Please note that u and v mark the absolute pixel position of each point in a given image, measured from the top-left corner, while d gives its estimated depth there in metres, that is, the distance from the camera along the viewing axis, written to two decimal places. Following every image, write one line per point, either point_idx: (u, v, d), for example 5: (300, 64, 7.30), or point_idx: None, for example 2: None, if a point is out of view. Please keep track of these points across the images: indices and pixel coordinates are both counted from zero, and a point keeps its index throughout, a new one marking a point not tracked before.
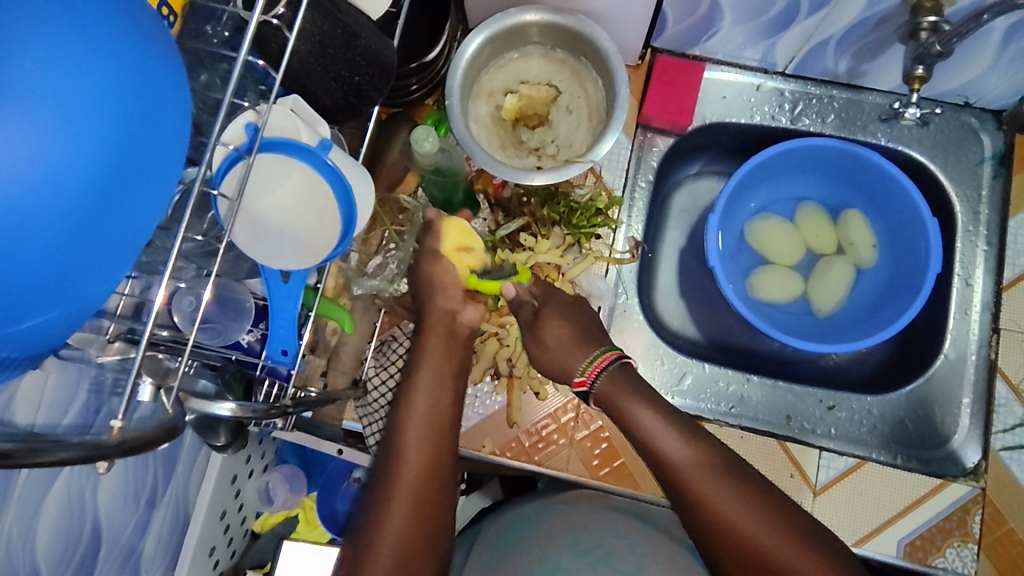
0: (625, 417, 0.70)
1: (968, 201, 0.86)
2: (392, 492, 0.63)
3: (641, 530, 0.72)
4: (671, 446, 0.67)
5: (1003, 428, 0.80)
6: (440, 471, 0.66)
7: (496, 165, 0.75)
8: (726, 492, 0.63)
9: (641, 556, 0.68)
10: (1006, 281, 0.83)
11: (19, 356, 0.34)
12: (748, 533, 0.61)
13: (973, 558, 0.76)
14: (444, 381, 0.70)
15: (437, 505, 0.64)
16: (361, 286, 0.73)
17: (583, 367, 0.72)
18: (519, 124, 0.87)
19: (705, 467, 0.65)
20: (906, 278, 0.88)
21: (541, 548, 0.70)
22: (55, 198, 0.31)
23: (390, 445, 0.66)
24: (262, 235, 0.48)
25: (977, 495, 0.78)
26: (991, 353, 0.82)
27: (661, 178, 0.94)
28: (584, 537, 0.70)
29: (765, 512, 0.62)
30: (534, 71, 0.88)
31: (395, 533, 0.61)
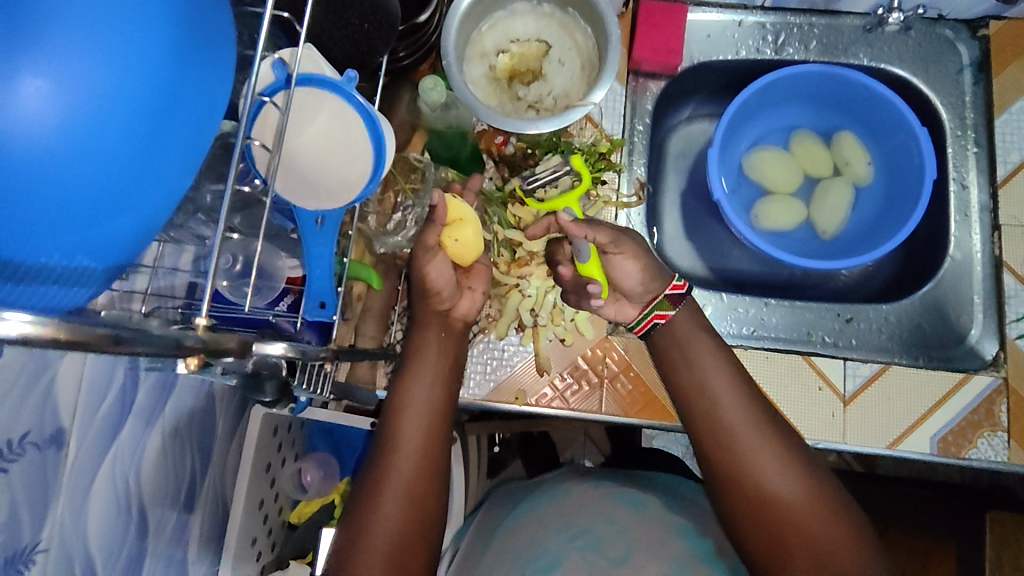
0: (674, 352, 0.73)
1: (953, 108, 0.89)
2: (383, 489, 0.64)
3: (633, 513, 0.78)
4: (718, 392, 0.69)
5: (1016, 317, 0.82)
6: (436, 463, 0.67)
7: (496, 117, 0.76)
8: (757, 445, 0.66)
9: (629, 541, 0.74)
10: (1001, 178, 0.86)
11: (95, 270, 0.33)
12: (781, 483, 0.64)
13: (1005, 446, 0.78)
14: (444, 369, 0.72)
15: (431, 500, 0.66)
16: (383, 245, 0.75)
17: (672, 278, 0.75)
18: (514, 81, 0.89)
19: (741, 418, 0.68)
20: (902, 189, 0.91)
21: (533, 538, 0.77)
22: (118, 94, 0.30)
23: (385, 438, 0.67)
24: (302, 183, 0.49)
25: (1000, 385, 0.80)
26: (995, 249, 0.84)
27: (656, 123, 0.97)
28: (574, 523, 0.77)
29: (793, 472, 0.65)
30: (523, 28, 0.90)
31: (386, 527, 0.62)
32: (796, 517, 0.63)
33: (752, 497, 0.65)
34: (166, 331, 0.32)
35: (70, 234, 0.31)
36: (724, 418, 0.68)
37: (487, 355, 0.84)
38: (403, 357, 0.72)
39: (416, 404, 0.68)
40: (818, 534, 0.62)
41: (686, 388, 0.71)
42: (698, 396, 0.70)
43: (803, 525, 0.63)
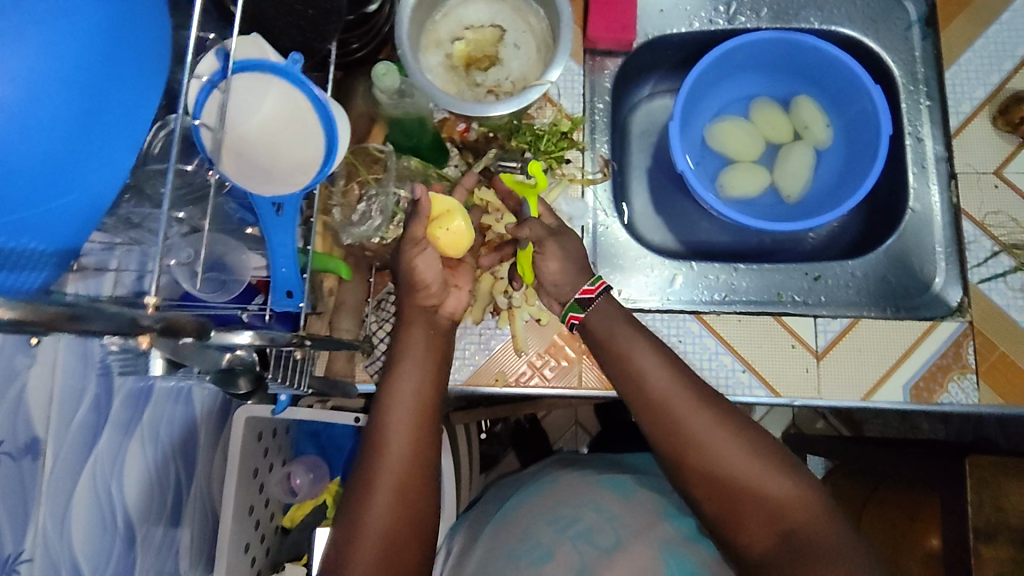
0: (601, 337, 0.73)
1: (905, 64, 0.91)
2: (373, 486, 0.63)
3: (620, 500, 0.79)
4: (651, 372, 0.69)
5: (978, 263, 0.83)
6: (422, 476, 0.65)
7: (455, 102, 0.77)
8: (696, 415, 0.66)
9: (617, 527, 0.75)
10: (954, 128, 0.87)
11: (44, 251, 0.34)
12: (740, 469, 0.64)
13: (974, 388, 0.80)
14: (427, 376, 0.70)
15: (416, 515, 0.64)
16: (350, 235, 0.75)
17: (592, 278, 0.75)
18: (472, 68, 0.90)
19: (677, 392, 0.68)
20: (861, 147, 0.93)
21: (522, 529, 0.77)
22: (54, 72, 0.30)
23: (374, 436, 0.66)
24: (257, 172, 0.49)
25: (966, 329, 0.82)
26: (953, 197, 0.86)
27: (617, 102, 0.98)
28: (562, 513, 0.78)
29: (733, 439, 0.66)
30: (477, 15, 0.91)
31: (377, 524, 0.62)
32: (739, 482, 0.64)
33: (714, 490, 0.65)
34: (120, 310, 0.33)
35: (16, 215, 0.31)
36: (669, 413, 0.67)
37: (465, 340, 0.85)
38: (389, 366, 0.71)
39: (399, 414, 0.67)
40: (770, 495, 0.63)
41: (627, 387, 0.70)
42: (642, 394, 0.69)
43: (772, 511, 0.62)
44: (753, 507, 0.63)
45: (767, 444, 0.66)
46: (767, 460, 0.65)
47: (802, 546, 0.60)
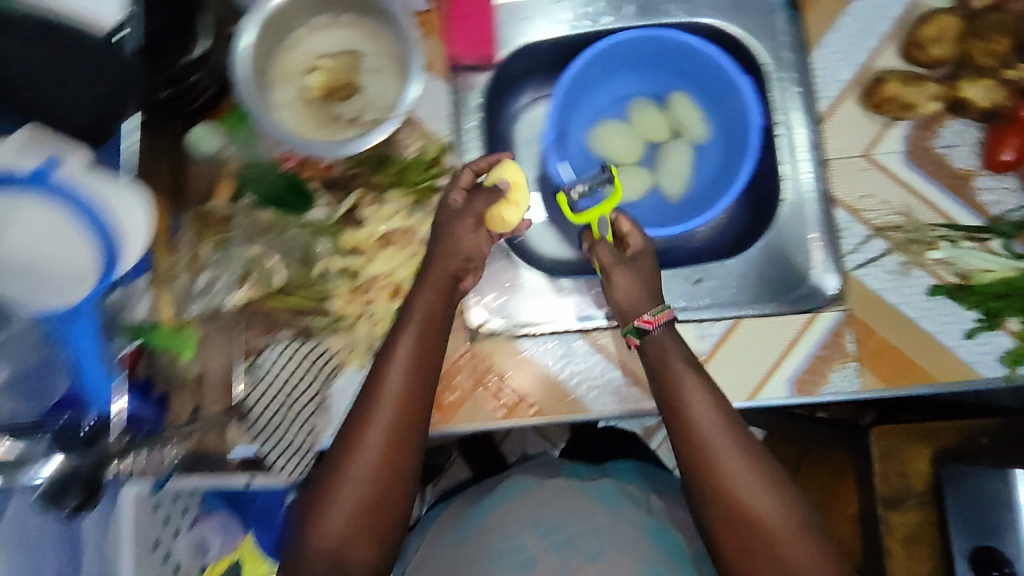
0: (661, 366, 0.75)
1: (774, 51, 0.89)
2: (346, 468, 0.65)
3: (607, 510, 0.83)
4: (699, 410, 0.72)
5: (851, 249, 0.84)
6: (396, 480, 0.66)
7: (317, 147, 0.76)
8: (732, 455, 0.70)
9: (602, 539, 0.79)
10: (823, 111, 0.86)
11: None
12: (766, 518, 0.68)
13: (856, 374, 0.81)
14: (417, 378, 0.68)
15: (383, 503, 0.66)
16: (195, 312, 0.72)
17: (652, 310, 0.76)
18: (332, 98, 0.85)
19: (721, 431, 0.71)
20: (738, 140, 0.91)
21: (497, 531, 0.81)
22: None
23: (353, 425, 0.67)
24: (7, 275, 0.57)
25: (844, 317, 0.82)
26: (827, 185, 0.85)
27: (493, 116, 0.95)
28: (550, 518, 0.81)
29: (761, 483, 0.69)
30: (329, 42, 0.85)
31: (345, 503, 0.65)
32: (756, 519, 0.68)
33: (732, 530, 0.69)
34: None
35: None
36: (702, 455, 0.70)
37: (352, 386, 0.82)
38: (379, 358, 0.69)
39: (385, 405, 0.67)
40: (778, 536, 0.68)
41: (670, 414, 0.73)
42: (682, 433, 0.72)
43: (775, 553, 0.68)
44: (762, 544, 0.68)
45: (787, 490, 0.70)
46: (787, 506, 0.69)
47: None
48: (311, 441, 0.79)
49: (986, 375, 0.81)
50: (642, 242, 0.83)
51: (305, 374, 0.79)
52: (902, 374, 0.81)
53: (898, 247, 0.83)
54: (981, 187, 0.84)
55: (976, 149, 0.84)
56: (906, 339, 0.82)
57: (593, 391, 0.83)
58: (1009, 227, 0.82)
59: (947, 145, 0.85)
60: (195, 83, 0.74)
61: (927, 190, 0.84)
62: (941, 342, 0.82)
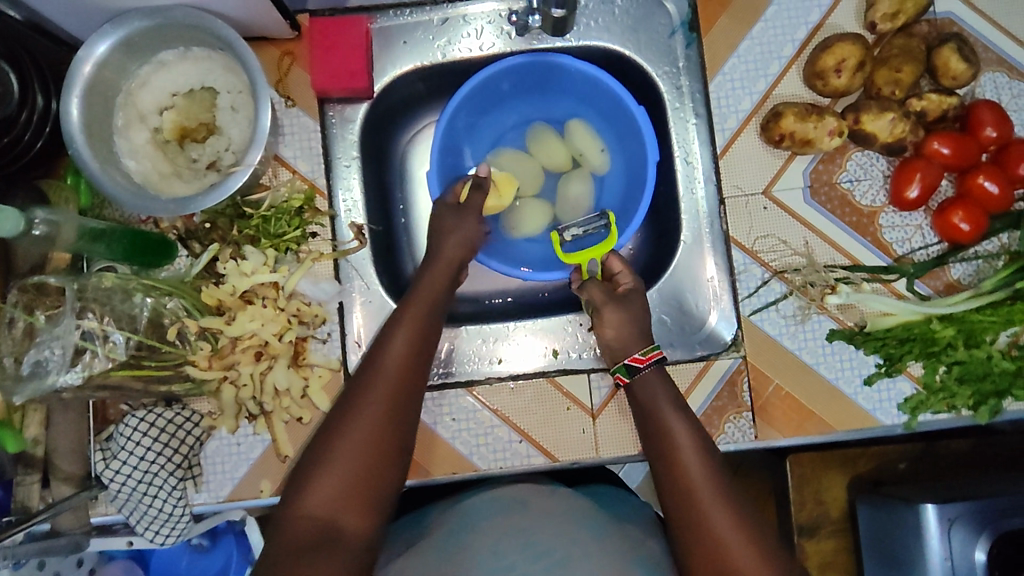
0: (654, 413, 0.71)
1: (670, 77, 0.84)
2: (336, 444, 0.63)
3: (594, 540, 0.73)
4: (687, 456, 0.67)
5: (748, 294, 0.79)
6: (389, 446, 0.64)
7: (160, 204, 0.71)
8: (717, 505, 0.64)
9: (591, 563, 0.68)
10: (720, 148, 0.81)
11: None
12: (732, 544, 0.61)
13: (751, 425, 0.78)
14: (409, 362, 0.69)
15: (371, 483, 0.62)
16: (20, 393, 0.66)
17: (643, 349, 0.74)
18: (186, 142, 0.79)
19: (704, 478, 0.66)
20: (637, 171, 0.86)
21: (485, 545, 0.73)
22: None
23: (343, 405, 0.66)
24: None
25: (740, 365, 0.78)
26: (723, 225, 0.81)
27: (377, 148, 0.88)
28: (537, 540, 0.72)
29: (749, 539, 0.62)
30: (181, 78, 0.79)
31: (326, 481, 0.61)
32: None
33: (700, 545, 0.63)
34: None
35: None
36: (675, 465, 0.67)
37: None
38: (381, 339, 0.71)
39: (375, 385, 0.66)
40: None
41: (658, 458, 0.69)
42: (655, 437, 0.70)
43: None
44: None
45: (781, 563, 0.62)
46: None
47: None
48: (179, 510, 0.75)
49: (886, 422, 0.78)
50: (632, 281, 0.81)
51: (165, 445, 0.73)
52: (797, 423, 0.78)
53: (796, 290, 0.79)
54: (886, 224, 0.80)
55: (883, 183, 0.80)
56: (802, 386, 0.78)
57: (480, 448, 0.79)
58: (912, 268, 0.78)
59: (851, 179, 0.81)
60: (26, 129, 0.70)
61: (830, 228, 0.80)
62: (840, 389, 0.78)
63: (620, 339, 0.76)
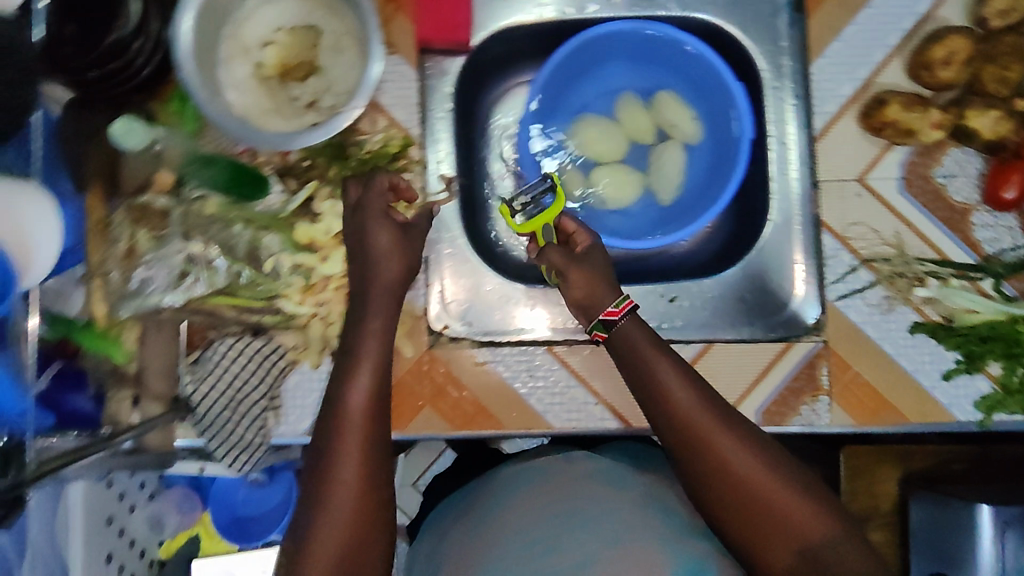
0: (643, 358, 0.69)
1: (770, 56, 0.82)
2: (333, 468, 0.61)
3: (615, 490, 0.77)
4: (683, 392, 0.67)
5: (835, 279, 0.80)
6: (374, 508, 0.62)
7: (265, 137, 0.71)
8: (722, 432, 0.66)
9: (616, 527, 0.71)
10: (818, 131, 0.80)
11: None
12: (744, 472, 0.64)
13: (827, 409, 0.79)
14: (375, 404, 0.64)
15: (379, 490, 0.63)
16: (127, 307, 0.69)
17: (617, 300, 0.72)
18: (287, 78, 0.78)
19: (701, 410, 0.66)
20: (728, 148, 0.85)
21: (513, 523, 0.75)
22: None
23: (332, 411, 0.64)
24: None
25: (821, 349, 0.79)
26: (815, 208, 0.81)
27: (467, 104, 0.88)
28: (564, 507, 0.74)
29: (756, 454, 0.65)
30: (288, 14, 0.78)
31: (341, 504, 0.61)
32: (761, 495, 0.64)
33: (710, 476, 0.65)
34: None
35: None
36: (695, 435, 0.65)
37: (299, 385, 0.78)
38: (349, 334, 0.68)
39: (357, 388, 0.64)
40: (788, 512, 0.63)
41: (652, 401, 0.68)
42: (663, 411, 0.67)
43: (789, 525, 0.63)
44: (771, 522, 0.63)
45: (787, 464, 0.66)
46: (790, 477, 0.65)
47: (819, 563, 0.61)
48: (258, 439, 0.76)
49: (961, 419, 0.79)
50: (589, 239, 0.79)
51: (250, 375, 0.75)
52: (873, 411, 0.79)
53: (884, 280, 0.79)
54: (978, 223, 0.80)
55: (977, 181, 0.80)
56: (880, 375, 0.79)
57: (556, 407, 0.80)
58: (1001, 268, 0.79)
59: (947, 174, 0.80)
60: (138, 55, 0.67)
61: (921, 221, 0.80)
62: (918, 381, 0.79)
63: (581, 292, 0.74)
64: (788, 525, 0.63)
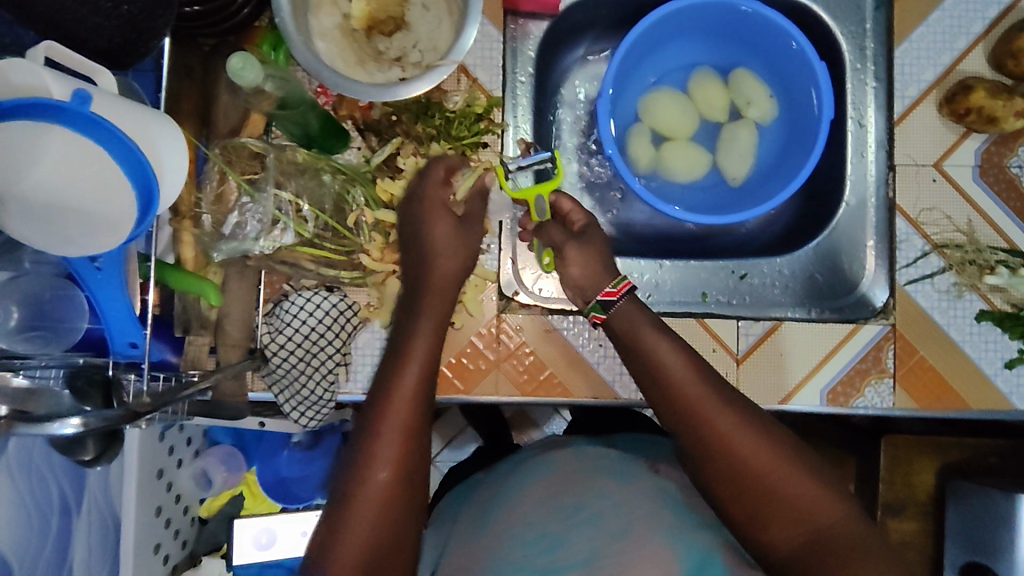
0: (638, 340, 0.67)
1: (854, 38, 0.82)
2: (360, 472, 0.55)
3: (619, 484, 0.75)
4: (676, 369, 0.65)
5: (906, 263, 0.80)
6: (409, 500, 0.56)
7: (357, 88, 0.70)
8: (722, 413, 0.62)
9: (625, 515, 0.71)
10: (898, 115, 0.81)
11: None
12: (752, 457, 0.60)
13: (890, 392, 0.80)
14: (426, 383, 0.60)
15: (406, 506, 0.56)
16: (220, 252, 0.67)
17: (614, 281, 0.71)
18: (373, 33, 0.77)
19: (697, 388, 0.63)
20: (803, 129, 0.84)
21: (520, 513, 0.74)
22: None
23: (369, 409, 0.58)
24: (26, 218, 0.44)
25: (888, 332, 0.80)
26: (889, 192, 0.81)
27: (545, 70, 0.87)
28: (566, 502, 0.74)
29: (763, 438, 0.61)
30: None
31: (364, 515, 0.54)
32: (769, 482, 0.60)
33: (719, 462, 0.61)
34: None
35: None
36: (692, 418, 0.63)
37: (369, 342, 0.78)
38: (403, 329, 0.64)
39: (401, 386, 0.58)
40: (797, 497, 0.59)
41: (648, 380, 0.66)
42: (663, 390, 0.65)
43: (800, 511, 0.59)
44: (781, 509, 0.59)
45: (796, 448, 0.62)
46: (796, 459, 0.61)
47: (831, 551, 0.57)
48: (327, 395, 0.76)
49: (1020, 407, 0.80)
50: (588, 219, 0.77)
51: (327, 329, 0.74)
52: (935, 395, 0.80)
53: (954, 266, 0.79)
54: None
55: None
56: (945, 360, 0.80)
57: (624, 377, 0.80)
58: None
59: (1022, 164, 0.80)
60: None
61: (993, 210, 0.80)
62: (981, 368, 0.80)
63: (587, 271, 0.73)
64: (798, 510, 0.59)
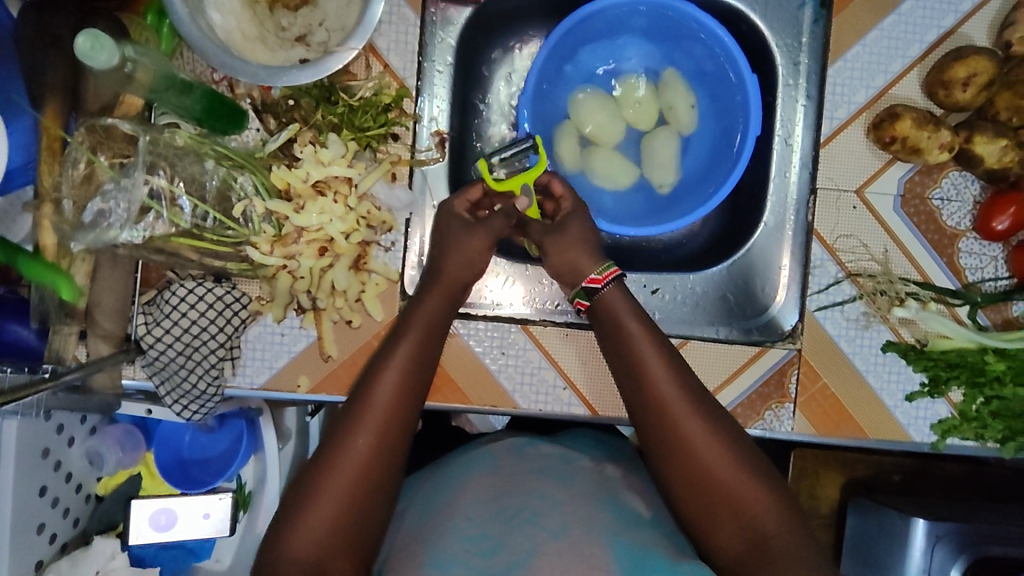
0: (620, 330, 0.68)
1: (788, 52, 0.80)
2: (346, 448, 0.59)
3: (560, 485, 0.70)
4: (653, 363, 0.65)
5: (819, 289, 0.79)
6: (377, 485, 0.59)
7: (248, 71, 0.65)
8: (692, 413, 0.64)
9: (565, 516, 0.65)
10: (824, 136, 0.78)
11: None
12: (708, 455, 0.63)
13: (790, 417, 0.79)
14: (410, 370, 0.64)
15: (384, 489, 0.59)
16: (78, 241, 0.64)
17: (599, 268, 0.70)
18: (276, 6, 0.71)
19: (671, 389, 0.65)
20: (729, 143, 0.82)
21: (456, 513, 0.67)
22: None
23: (357, 402, 0.62)
24: None
25: (794, 357, 0.79)
26: (809, 216, 0.80)
27: (470, 59, 0.83)
28: (507, 505, 0.67)
29: (722, 438, 0.63)
30: None
31: (341, 487, 0.57)
32: (717, 477, 0.62)
33: (674, 451, 0.63)
34: None
35: None
36: (662, 418, 0.64)
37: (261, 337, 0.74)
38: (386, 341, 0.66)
39: (384, 386, 0.62)
40: (748, 497, 0.61)
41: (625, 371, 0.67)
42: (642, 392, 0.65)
43: (746, 508, 0.61)
44: (723, 500, 0.62)
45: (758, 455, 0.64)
46: (751, 463, 0.63)
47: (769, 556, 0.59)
48: (212, 390, 0.73)
49: (915, 439, 0.80)
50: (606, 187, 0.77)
51: (210, 322, 0.70)
52: (836, 423, 0.79)
53: (866, 296, 0.78)
54: (965, 249, 0.79)
55: (971, 208, 0.79)
56: (848, 389, 0.79)
57: (524, 386, 0.78)
58: (980, 297, 0.78)
59: (943, 197, 0.79)
60: None
61: (911, 241, 0.79)
62: (881, 399, 0.79)
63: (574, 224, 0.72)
64: (739, 504, 0.61)
